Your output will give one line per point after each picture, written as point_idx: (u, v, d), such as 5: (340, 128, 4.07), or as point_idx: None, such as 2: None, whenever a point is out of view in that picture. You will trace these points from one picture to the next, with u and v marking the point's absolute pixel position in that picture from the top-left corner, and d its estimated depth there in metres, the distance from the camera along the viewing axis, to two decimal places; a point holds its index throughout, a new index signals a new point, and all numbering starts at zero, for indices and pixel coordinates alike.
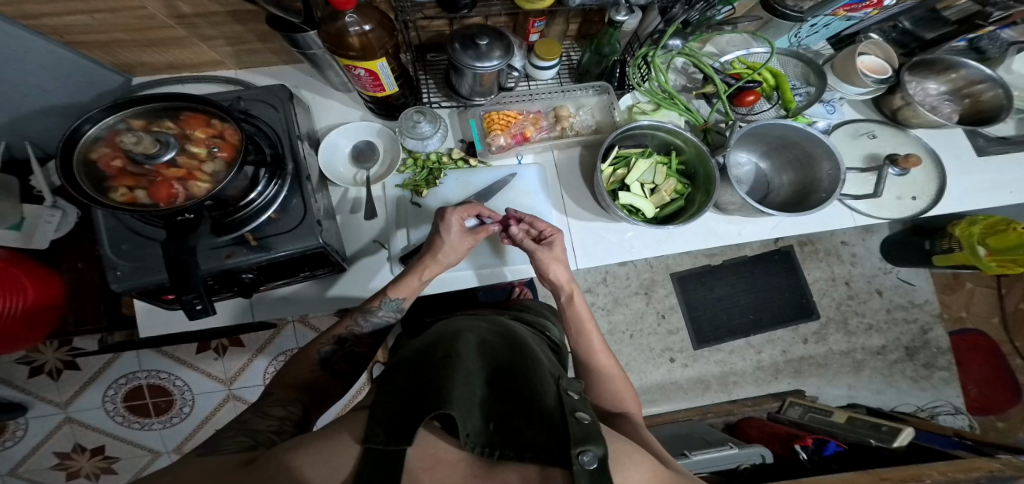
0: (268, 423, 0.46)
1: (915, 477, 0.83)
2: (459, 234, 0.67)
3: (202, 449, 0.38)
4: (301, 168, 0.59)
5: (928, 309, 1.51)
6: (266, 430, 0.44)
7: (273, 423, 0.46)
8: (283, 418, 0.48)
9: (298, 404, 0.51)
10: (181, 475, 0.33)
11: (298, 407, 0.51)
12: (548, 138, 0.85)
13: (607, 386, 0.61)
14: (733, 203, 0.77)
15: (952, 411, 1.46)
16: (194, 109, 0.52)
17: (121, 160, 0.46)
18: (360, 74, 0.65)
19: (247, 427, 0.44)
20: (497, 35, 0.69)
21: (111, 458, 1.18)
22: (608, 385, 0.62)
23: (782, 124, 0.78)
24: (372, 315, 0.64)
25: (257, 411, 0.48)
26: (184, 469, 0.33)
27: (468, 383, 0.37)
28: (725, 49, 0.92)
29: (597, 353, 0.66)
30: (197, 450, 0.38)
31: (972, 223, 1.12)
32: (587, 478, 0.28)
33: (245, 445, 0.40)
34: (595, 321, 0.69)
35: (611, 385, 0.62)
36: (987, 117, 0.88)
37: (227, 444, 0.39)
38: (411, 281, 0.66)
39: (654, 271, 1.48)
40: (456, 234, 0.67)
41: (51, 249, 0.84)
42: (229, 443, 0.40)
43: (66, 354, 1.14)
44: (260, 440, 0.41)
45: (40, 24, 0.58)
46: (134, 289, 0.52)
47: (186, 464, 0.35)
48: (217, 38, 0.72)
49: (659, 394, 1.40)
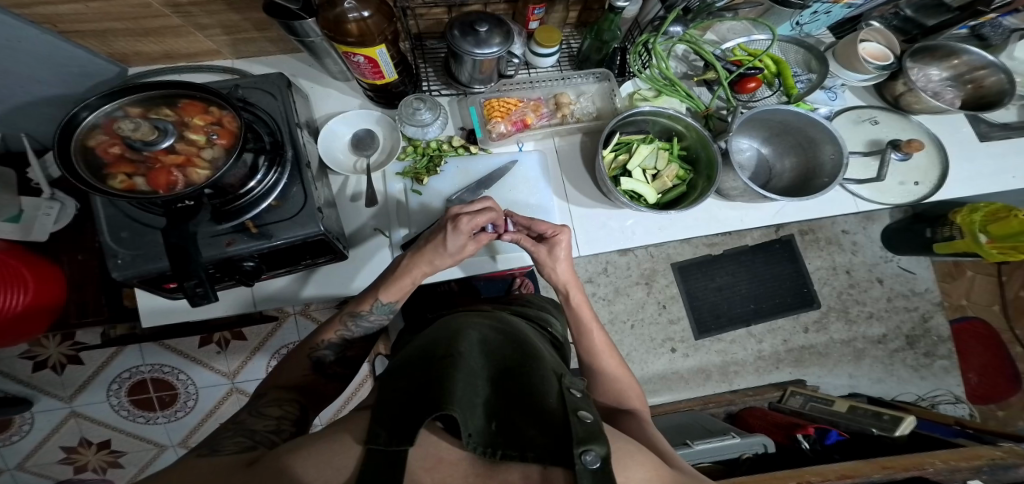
0: (264, 423, 0.45)
1: (916, 466, 0.84)
2: (465, 243, 0.62)
3: (201, 451, 0.38)
4: (300, 156, 0.59)
5: (929, 298, 1.51)
6: (263, 429, 0.44)
7: (270, 423, 0.46)
8: (281, 418, 0.48)
9: (294, 403, 0.52)
10: (181, 476, 0.33)
11: (294, 407, 0.51)
12: (548, 125, 0.84)
13: (610, 386, 0.62)
14: (735, 189, 0.77)
15: (951, 400, 1.47)
16: (191, 97, 0.51)
17: (119, 146, 0.46)
18: (359, 61, 0.64)
19: (244, 428, 0.43)
20: (496, 22, 0.68)
21: (117, 452, 1.21)
22: (613, 384, 0.62)
23: (785, 109, 0.78)
24: (362, 318, 0.63)
25: (253, 411, 0.48)
26: (183, 472, 0.33)
27: (470, 381, 0.37)
28: (725, 36, 0.90)
29: (600, 353, 0.64)
30: (197, 451, 0.38)
31: (974, 211, 1.11)
32: (589, 479, 0.29)
33: (245, 446, 0.40)
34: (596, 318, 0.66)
35: (614, 385, 0.62)
36: (990, 102, 0.87)
37: (226, 445, 0.39)
38: (404, 283, 0.63)
39: (654, 261, 1.48)
40: (462, 244, 0.61)
41: (49, 241, 0.84)
42: (228, 443, 0.40)
43: (69, 348, 1.12)
44: (258, 440, 0.42)
45: (34, 12, 0.57)
46: (135, 277, 0.52)
47: (187, 465, 0.35)
48: (213, 27, 0.71)
49: (661, 385, 1.41)
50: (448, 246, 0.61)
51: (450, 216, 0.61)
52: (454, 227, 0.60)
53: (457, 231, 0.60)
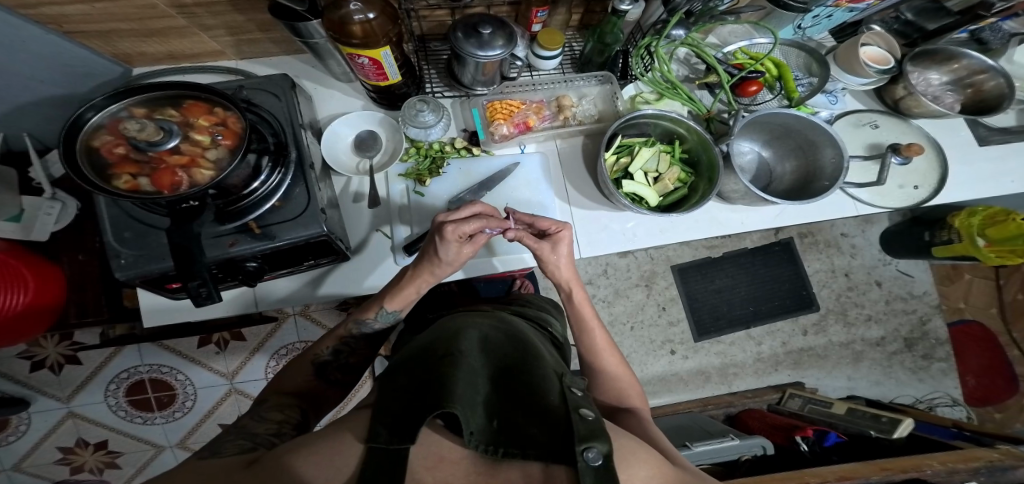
0: (265, 427, 0.45)
1: (915, 467, 0.84)
2: (460, 249, 0.61)
3: (202, 453, 0.37)
4: (304, 156, 0.59)
5: (927, 301, 1.52)
6: (263, 433, 0.44)
7: (270, 427, 0.46)
8: (282, 421, 0.48)
9: (295, 408, 0.52)
10: (183, 478, 0.33)
11: (295, 411, 0.51)
12: (550, 127, 0.85)
13: (612, 386, 0.62)
14: (736, 191, 0.77)
15: (949, 402, 1.48)
16: (196, 98, 0.51)
17: (124, 147, 0.46)
18: (364, 62, 0.64)
19: (245, 432, 0.43)
20: (500, 25, 0.68)
21: (114, 453, 1.21)
22: (615, 382, 0.63)
23: (785, 112, 0.78)
24: (365, 324, 0.64)
25: (254, 417, 0.48)
26: (183, 474, 0.33)
27: (471, 381, 0.37)
28: (727, 39, 0.92)
29: (601, 352, 0.64)
30: (198, 453, 0.38)
31: (972, 214, 1.12)
32: (592, 477, 0.29)
33: (245, 448, 0.40)
34: (597, 318, 0.66)
35: (615, 385, 0.62)
36: (989, 106, 0.88)
37: (226, 447, 0.39)
38: (408, 293, 0.63)
39: (655, 263, 1.48)
40: (455, 250, 0.60)
41: (50, 241, 0.84)
42: (229, 446, 0.40)
43: (67, 349, 1.11)
44: (258, 442, 0.42)
45: (39, 13, 0.57)
46: (138, 277, 0.52)
47: (189, 466, 0.35)
48: (217, 28, 0.71)
49: (660, 386, 1.41)
50: (442, 255, 0.61)
51: (438, 226, 0.60)
52: (446, 237, 0.58)
53: (445, 241, 0.59)
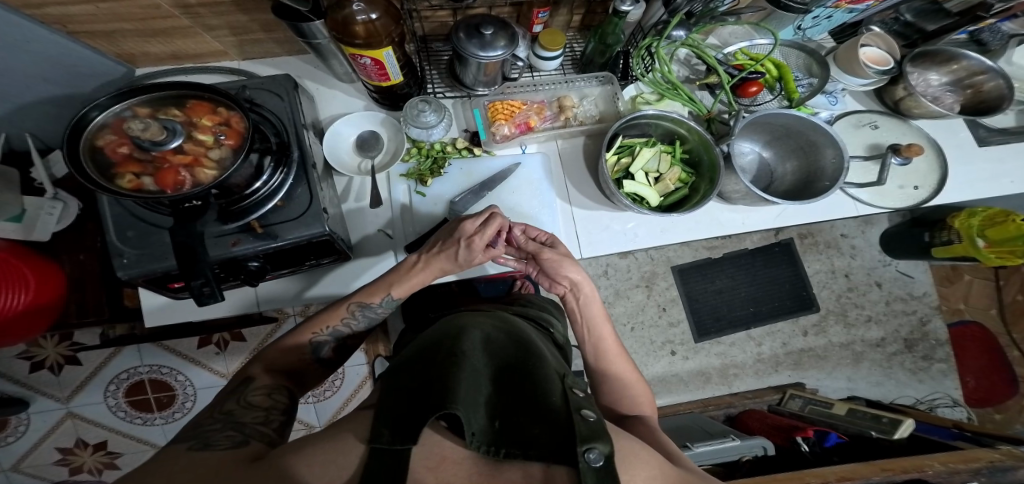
0: (253, 414, 0.44)
1: (916, 468, 0.84)
2: (475, 256, 0.64)
3: (192, 443, 0.36)
4: (306, 156, 0.59)
5: (927, 302, 1.53)
6: (252, 422, 0.43)
7: (258, 415, 0.45)
8: (270, 408, 0.47)
9: (282, 392, 0.51)
10: (175, 470, 0.32)
11: (284, 397, 0.50)
12: (551, 128, 0.85)
13: (623, 394, 0.61)
14: (737, 191, 0.78)
15: (950, 403, 1.48)
16: (200, 97, 0.52)
17: (128, 146, 0.46)
18: (365, 63, 0.65)
19: (232, 420, 0.42)
20: (502, 25, 0.69)
21: (114, 454, 1.23)
22: (626, 391, 0.62)
23: (786, 113, 0.79)
24: (369, 309, 0.63)
25: (241, 400, 0.46)
26: (176, 467, 0.32)
27: (474, 382, 0.37)
28: (727, 41, 0.93)
29: (614, 360, 0.64)
30: (187, 443, 0.36)
31: (972, 215, 1.12)
32: (593, 477, 0.29)
33: (236, 441, 0.38)
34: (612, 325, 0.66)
35: (628, 393, 0.62)
36: (987, 107, 0.89)
37: (218, 439, 0.38)
38: (415, 282, 0.64)
39: (655, 264, 1.48)
40: (472, 256, 0.63)
41: (51, 240, 0.84)
42: (219, 437, 0.38)
43: (66, 349, 1.08)
44: (249, 434, 0.40)
45: (43, 13, 0.57)
46: (140, 276, 0.52)
47: (179, 458, 0.34)
48: (220, 28, 0.72)
49: (661, 387, 1.41)
50: (457, 257, 0.63)
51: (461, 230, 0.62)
52: (467, 246, 0.61)
53: (471, 248, 0.61)
